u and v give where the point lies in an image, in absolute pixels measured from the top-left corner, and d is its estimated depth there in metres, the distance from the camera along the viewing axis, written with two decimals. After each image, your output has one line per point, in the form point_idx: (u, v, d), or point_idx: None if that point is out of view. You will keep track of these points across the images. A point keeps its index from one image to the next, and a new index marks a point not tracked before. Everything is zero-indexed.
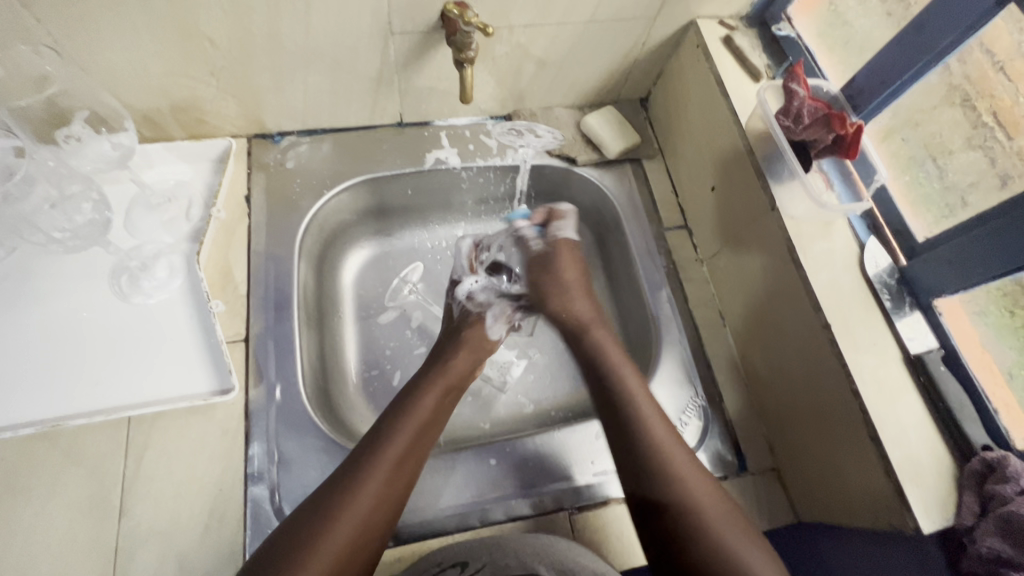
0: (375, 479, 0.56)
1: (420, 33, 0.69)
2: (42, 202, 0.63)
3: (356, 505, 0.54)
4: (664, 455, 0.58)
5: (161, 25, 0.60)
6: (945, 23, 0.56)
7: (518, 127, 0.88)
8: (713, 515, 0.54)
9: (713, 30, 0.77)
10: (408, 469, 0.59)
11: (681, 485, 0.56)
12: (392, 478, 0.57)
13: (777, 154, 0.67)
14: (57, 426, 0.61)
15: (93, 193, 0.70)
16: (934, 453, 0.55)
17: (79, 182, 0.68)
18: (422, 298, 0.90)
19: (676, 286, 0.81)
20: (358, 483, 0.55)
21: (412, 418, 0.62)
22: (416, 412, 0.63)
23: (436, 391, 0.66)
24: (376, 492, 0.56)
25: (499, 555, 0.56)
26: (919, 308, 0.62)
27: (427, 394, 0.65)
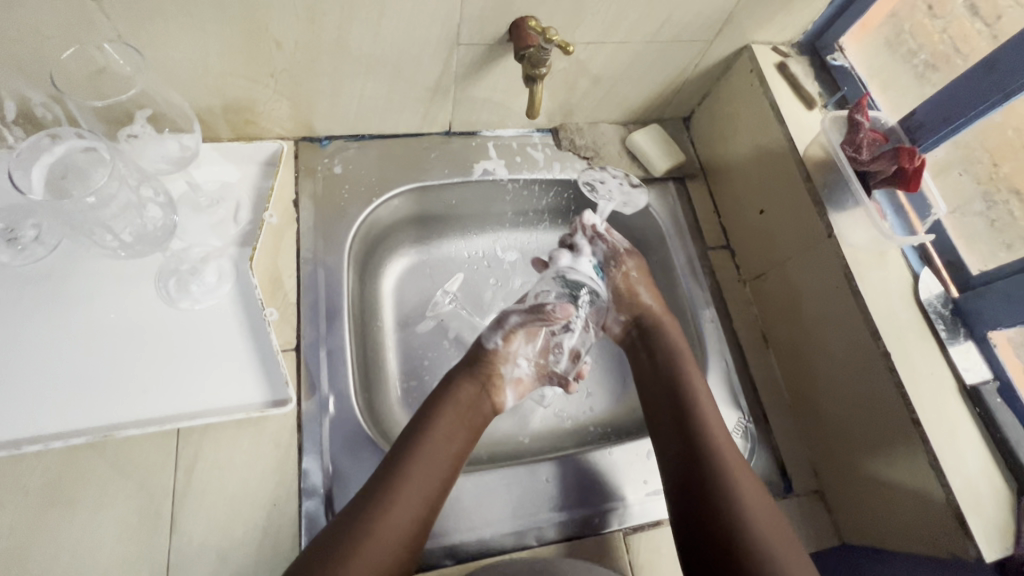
0: (392, 510, 0.56)
1: (486, 45, 0.68)
2: (125, 208, 0.59)
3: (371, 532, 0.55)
4: (715, 452, 0.61)
5: (231, 25, 0.59)
6: (1015, 65, 0.56)
7: (591, 177, 0.87)
8: (754, 513, 0.57)
9: (767, 55, 0.78)
10: (423, 493, 0.59)
11: (726, 481, 0.59)
12: (411, 501, 0.58)
13: (840, 182, 0.68)
14: (107, 436, 0.59)
15: (162, 195, 0.65)
16: (992, 483, 0.57)
17: (150, 185, 0.64)
18: (460, 309, 0.89)
19: (719, 306, 0.82)
20: (382, 511, 0.56)
21: (427, 440, 0.63)
22: (433, 434, 0.63)
23: (457, 409, 0.67)
24: (392, 515, 0.56)
25: None
26: (972, 338, 0.63)
27: (445, 415, 0.66)
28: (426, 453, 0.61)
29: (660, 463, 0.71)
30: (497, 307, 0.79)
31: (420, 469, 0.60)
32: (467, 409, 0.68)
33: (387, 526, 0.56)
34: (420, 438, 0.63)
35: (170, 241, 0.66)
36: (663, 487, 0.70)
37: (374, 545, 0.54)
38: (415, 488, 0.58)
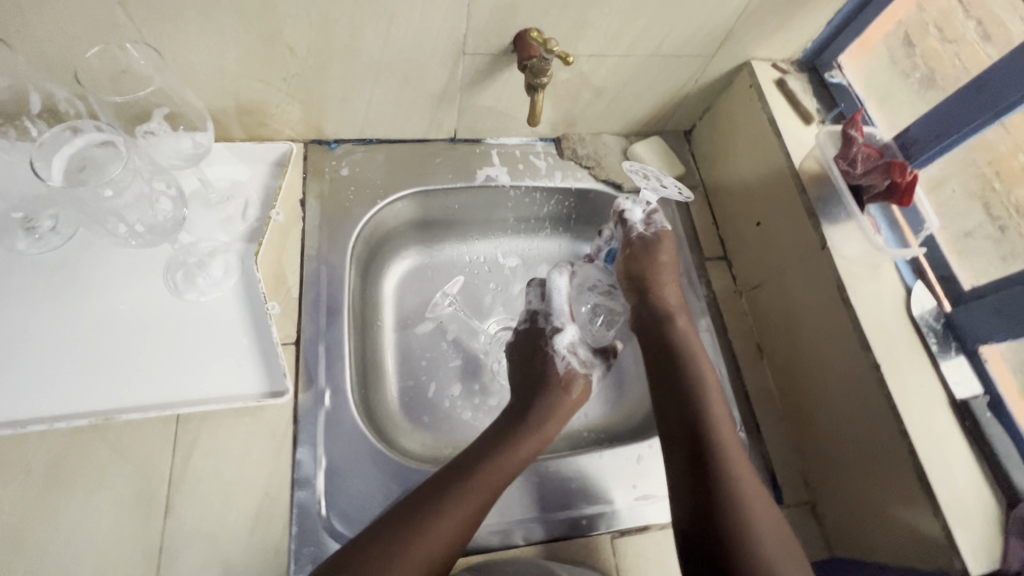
0: (442, 523, 0.57)
1: (491, 55, 0.71)
2: (134, 199, 0.62)
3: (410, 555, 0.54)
4: (737, 468, 0.59)
5: (248, 30, 0.61)
6: (1007, 85, 0.56)
7: (647, 173, 0.84)
8: (772, 536, 0.55)
9: (766, 72, 0.80)
10: (466, 524, 0.58)
11: (744, 500, 0.57)
12: (455, 532, 0.57)
13: (833, 195, 0.69)
14: (109, 419, 0.61)
15: (172, 188, 0.67)
16: (980, 497, 0.57)
17: (162, 179, 0.66)
18: (459, 311, 0.90)
19: (715, 316, 0.83)
20: (428, 525, 0.56)
21: (484, 473, 0.61)
22: (494, 470, 0.62)
23: (520, 444, 0.65)
24: (432, 543, 0.55)
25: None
26: (964, 352, 0.64)
27: (507, 451, 0.64)
28: (479, 486, 0.60)
29: (650, 468, 0.71)
30: (572, 340, 0.76)
31: (469, 504, 0.59)
32: (528, 445, 0.66)
33: (433, 537, 0.56)
34: (477, 469, 0.61)
35: (177, 232, 0.68)
36: (652, 492, 0.70)
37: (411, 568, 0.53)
38: (463, 520, 0.57)
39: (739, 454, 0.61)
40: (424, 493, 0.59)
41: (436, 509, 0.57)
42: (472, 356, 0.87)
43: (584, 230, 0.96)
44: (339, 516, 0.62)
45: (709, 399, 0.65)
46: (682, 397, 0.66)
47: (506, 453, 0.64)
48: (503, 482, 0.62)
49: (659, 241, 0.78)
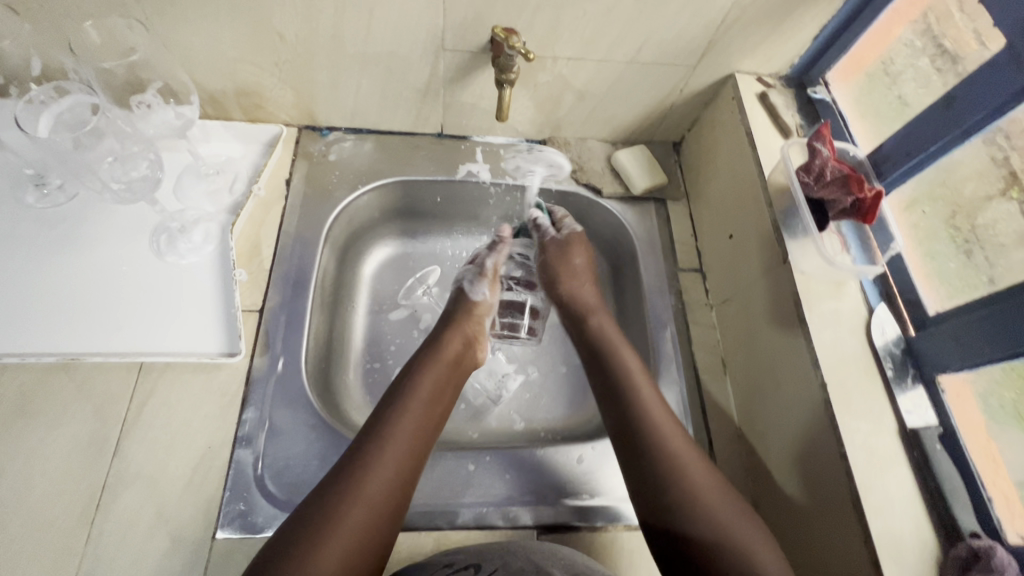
0: (378, 460, 0.59)
1: (470, 52, 0.74)
2: (106, 153, 0.71)
3: (363, 491, 0.56)
4: (686, 466, 0.60)
5: (240, 17, 0.66)
6: (973, 102, 0.58)
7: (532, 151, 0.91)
8: (735, 524, 0.56)
9: (750, 85, 0.79)
10: (410, 454, 0.61)
11: (697, 493, 0.58)
12: (400, 462, 0.60)
13: (794, 209, 0.68)
14: (76, 360, 0.66)
15: (151, 154, 0.76)
16: (918, 532, 0.54)
17: (139, 143, 0.74)
18: (434, 301, 0.92)
19: (681, 327, 0.81)
20: (366, 464, 0.58)
21: (410, 405, 0.65)
22: (415, 398, 0.66)
23: (435, 375, 0.70)
24: (382, 479, 0.58)
25: (510, 558, 0.56)
26: (922, 381, 0.61)
27: (424, 382, 0.69)
28: (410, 417, 0.64)
29: (590, 470, 0.71)
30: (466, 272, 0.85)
31: (408, 435, 0.62)
32: (444, 376, 0.71)
33: (377, 475, 0.58)
34: (402, 401, 0.65)
35: (153, 193, 0.76)
36: (585, 493, 0.69)
37: (368, 508, 0.56)
38: (404, 451, 0.61)
39: (684, 449, 0.62)
40: (360, 439, 0.61)
41: (377, 448, 0.60)
42: None
43: None
44: (272, 476, 0.64)
45: (642, 397, 0.66)
46: (620, 402, 0.67)
47: (421, 382, 0.68)
48: (431, 409, 0.67)
49: (570, 243, 0.84)
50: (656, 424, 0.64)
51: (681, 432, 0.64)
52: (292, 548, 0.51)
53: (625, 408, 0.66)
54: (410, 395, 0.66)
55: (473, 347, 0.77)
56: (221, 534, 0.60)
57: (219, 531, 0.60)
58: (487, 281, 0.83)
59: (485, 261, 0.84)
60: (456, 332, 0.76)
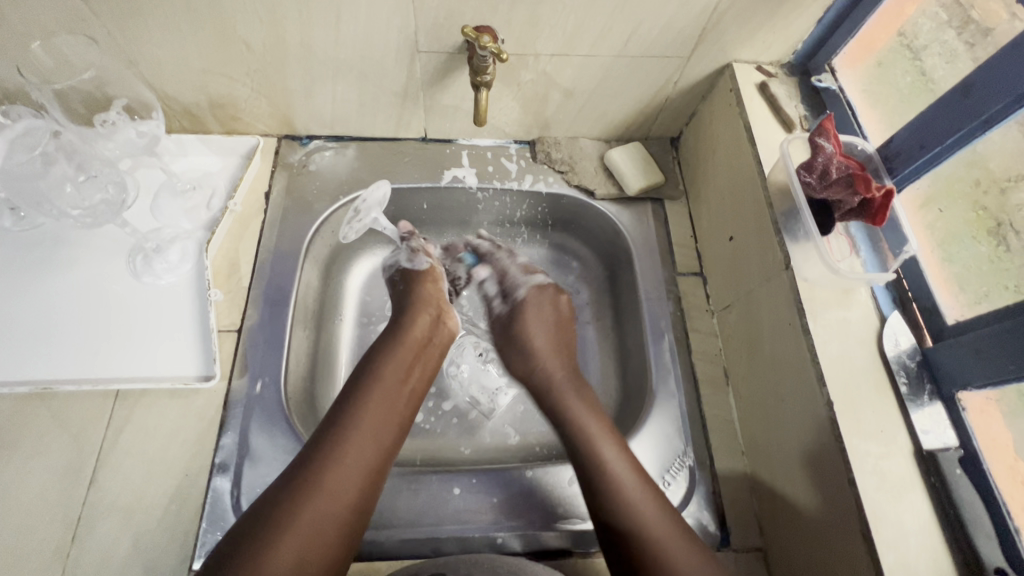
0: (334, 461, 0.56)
1: (447, 53, 0.69)
2: (61, 178, 0.66)
3: (322, 486, 0.54)
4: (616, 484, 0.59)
5: (203, 28, 0.63)
6: (994, 87, 0.51)
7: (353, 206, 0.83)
8: (669, 541, 0.55)
9: (748, 75, 0.74)
10: (380, 436, 0.60)
11: (633, 510, 0.57)
12: (359, 465, 0.57)
13: (795, 210, 0.63)
14: (49, 389, 0.64)
15: (115, 178, 0.70)
16: (936, 566, 0.49)
17: (102, 165, 0.69)
18: None
19: (680, 335, 0.77)
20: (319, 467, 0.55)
21: (375, 390, 0.63)
22: (378, 383, 0.63)
23: (403, 357, 0.67)
24: (348, 473, 0.56)
25: (473, 568, 0.55)
26: (940, 398, 0.56)
27: (392, 365, 0.66)
28: (373, 404, 0.61)
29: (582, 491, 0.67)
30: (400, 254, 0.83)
31: (373, 423, 0.60)
32: (411, 358, 0.68)
33: (333, 479, 0.55)
34: (367, 387, 0.63)
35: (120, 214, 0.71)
36: (575, 517, 0.66)
37: (330, 505, 0.54)
38: (369, 440, 0.59)
39: (621, 468, 0.60)
40: (322, 427, 0.59)
41: (338, 438, 0.58)
42: None
43: (560, 236, 0.92)
44: (250, 504, 0.62)
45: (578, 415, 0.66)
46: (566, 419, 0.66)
47: (388, 364, 0.66)
48: (396, 401, 0.63)
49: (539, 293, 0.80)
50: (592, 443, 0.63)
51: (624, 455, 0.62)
52: (248, 541, 0.50)
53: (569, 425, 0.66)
54: (376, 378, 0.64)
55: (443, 321, 0.75)
56: (198, 565, 0.58)
57: (195, 562, 0.59)
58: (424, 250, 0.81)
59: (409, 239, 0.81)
60: (424, 308, 0.74)
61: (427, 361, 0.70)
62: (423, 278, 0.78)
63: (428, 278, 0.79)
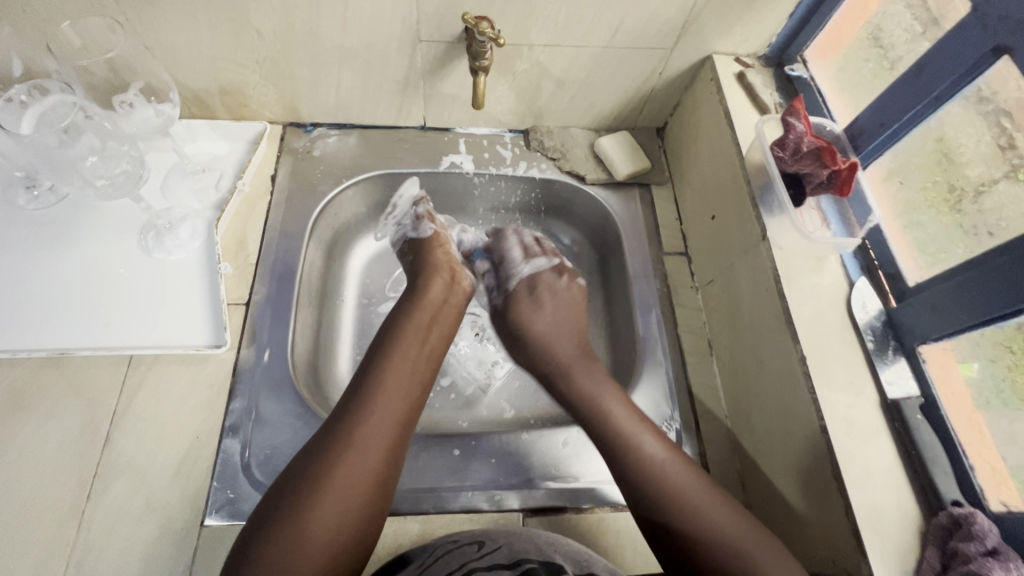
0: (364, 423, 0.58)
1: (446, 42, 0.74)
2: (86, 151, 0.70)
3: (355, 441, 0.57)
4: (636, 445, 0.61)
5: (218, 15, 0.67)
6: (945, 67, 0.57)
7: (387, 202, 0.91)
8: (692, 491, 0.58)
9: (728, 66, 0.79)
10: (404, 396, 0.62)
11: (662, 475, 0.59)
12: (387, 424, 0.60)
13: (770, 185, 0.68)
14: (65, 354, 0.67)
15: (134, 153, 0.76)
16: (900, 503, 0.53)
17: (125, 143, 0.74)
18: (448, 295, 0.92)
19: (667, 310, 0.81)
20: (348, 429, 0.58)
21: (396, 352, 0.65)
22: (398, 345, 0.66)
23: (420, 321, 0.70)
24: (378, 430, 0.59)
25: (515, 540, 0.58)
26: (902, 353, 0.60)
27: (409, 327, 0.68)
28: (396, 364, 0.64)
29: (575, 453, 0.71)
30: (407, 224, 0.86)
31: (397, 381, 0.63)
32: (428, 320, 0.71)
33: (364, 440, 0.57)
34: (387, 348, 0.65)
35: (139, 188, 0.77)
36: (569, 477, 0.70)
37: (363, 461, 0.56)
38: (395, 397, 0.62)
39: (640, 433, 0.62)
40: (350, 388, 0.62)
41: (365, 397, 0.60)
42: None
43: (552, 221, 0.97)
44: (259, 464, 0.65)
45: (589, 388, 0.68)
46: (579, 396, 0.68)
47: (407, 327, 0.68)
48: (417, 363, 0.66)
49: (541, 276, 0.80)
50: (607, 411, 0.65)
51: (635, 415, 0.64)
52: (286, 504, 0.53)
53: (578, 398, 0.67)
54: (395, 341, 0.66)
55: (456, 283, 0.77)
56: (210, 521, 0.61)
57: (207, 518, 0.61)
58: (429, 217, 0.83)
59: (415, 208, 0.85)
60: (436, 272, 0.76)
61: (444, 322, 0.73)
62: (429, 245, 0.80)
63: (435, 244, 0.80)
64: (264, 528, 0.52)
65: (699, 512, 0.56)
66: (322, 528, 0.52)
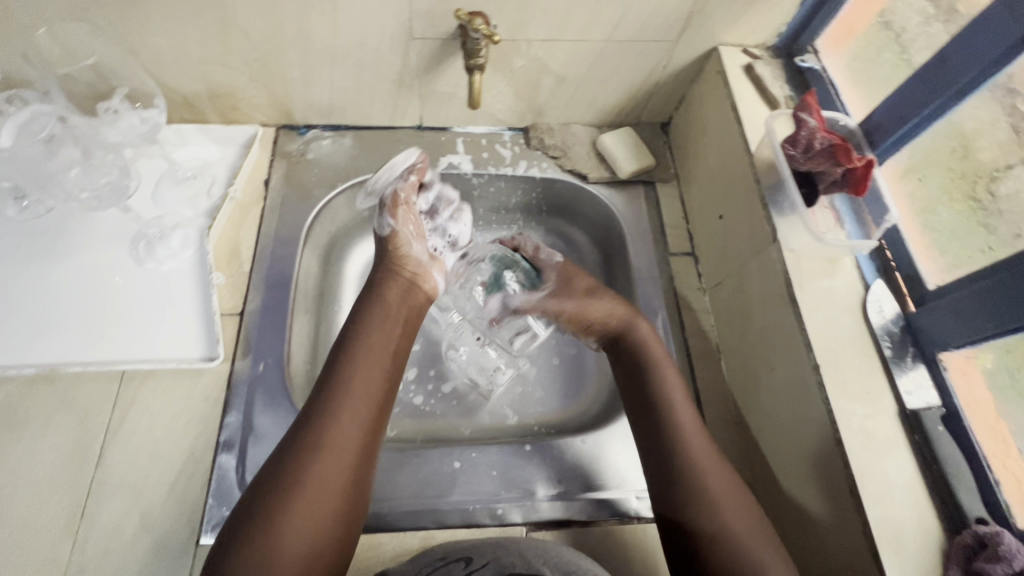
0: (331, 437, 0.56)
1: (441, 39, 0.71)
2: (67, 162, 0.70)
3: (315, 459, 0.54)
4: (688, 448, 0.59)
5: (203, 17, 0.65)
6: (967, 58, 0.54)
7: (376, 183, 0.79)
8: (734, 513, 0.55)
9: (735, 58, 0.76)
10: (369, 406, 0.59)
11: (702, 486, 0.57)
12: (356, 438, 0.57)
13: (781, 184, 0.65)
14: (55, 370, 0.66)
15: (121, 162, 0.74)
16: (920, 519, 0.51)
17: (110, 152, 0.73)
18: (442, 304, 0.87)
19: (673, 313, 0.78)
20: (314, 443, 0.55)
21: (356, 360, 0.61)
22: (359, 353, 0.62)
23: (386, 326, 0.66)
24: (341, 446, 0.56)
25: (502, 553, 0.56)
26: (922, 360, 0.58)
27: (373, 330, 0.65)
28: (356, 374, 0.60)
29: (580, 464, 0.69)
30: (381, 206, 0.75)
31: (358, 392, 0.59)
32: (392, 324, 0.67)
33: (332, 455, 0.55)
34: (349, 353, 0.62)
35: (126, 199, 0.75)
36: (574, 489, 0.68)
37: (329, 476, 0.54)
38: (358, 410, 0.58)
39: (693, 436, 0.60)
40: (309, 400, 0.58)
41: (326, 410, 0.57)
42: (429, 340, 0.86)
43: (554, 221, 0.94)
44: (255, 480, 0.63)
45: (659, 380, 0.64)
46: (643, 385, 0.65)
47: (366, 334, 0.64)
48: (386, 372, 0.63)
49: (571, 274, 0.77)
50: (667, 407, 0.62)
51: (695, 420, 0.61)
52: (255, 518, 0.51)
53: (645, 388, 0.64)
54: (355, 349, 0.62)
55: (417, 285, 0.72)
56: (205, 539, 0.60)
57: (202, 536, 0.60)
58: (391, 209, 0.72)
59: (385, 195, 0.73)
60: (393, 269, 0.71)
61: (406, 327, 0.68)
62: (389, 246, 0.71)
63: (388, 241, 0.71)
64: (236, 545, 0.49)
65: (735, 535, 0.54)
66: (287, 552, 0.50)
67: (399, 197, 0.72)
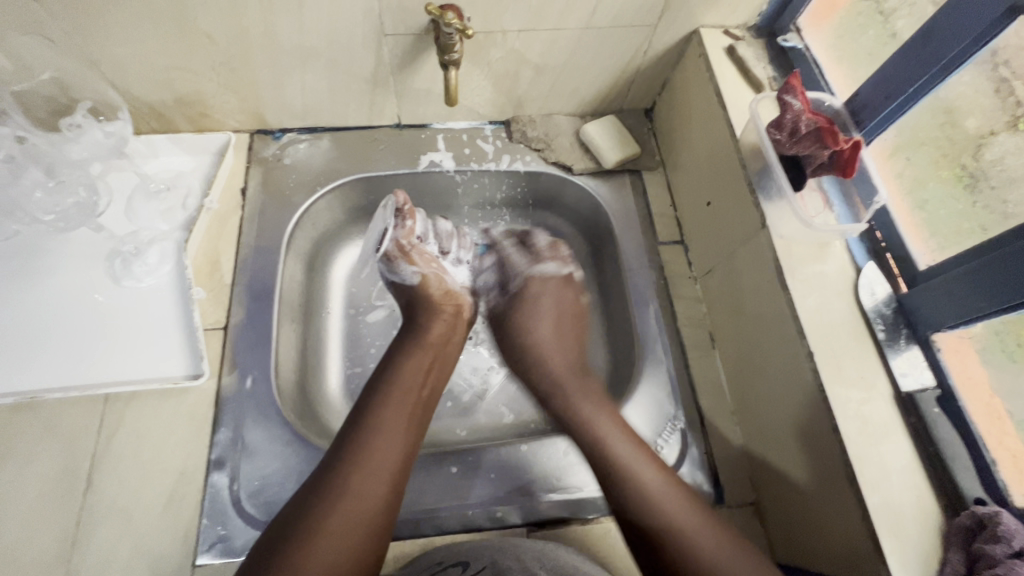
0: (361, 472, 0.56)
1: (414, 34, 0.68)
2: (31, 186, 0.67)
3: (350, 488, 0.55)
4: (628, 468, 0.59)
5: (162, 23, 0.62)
6: (951, 33, 0.53)
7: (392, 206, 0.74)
8: (655, 490, 0.57)
9: (717, 40, 0.74)
10: (399, 443, 0.59)
11: (656, 507, 0.56)
12: (387, 472, 0.57)
13: (767, 169, 0.64)
14: (35, 398, 0.64)
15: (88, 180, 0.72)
16: (919, 501, 0.51)
17: (73, 168, 0.71)
18: None
19: (666, 303, 0.78)
20: (344, 478, 0.55)
21: (395, 392, 0.63)
22: (398, 382, 0.64)
23: (415, 360, 0.67)
24: (373, 474, 0.56)
25: (499, 557, 0.55)
26: (915, 342, 0.57)
27: (408, 365, 0.66)
28: (394, 406, 0.62)
29: (578, 462, 0.69)
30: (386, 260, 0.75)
31: (393, 423, 0.60)
32: (430, 358, 0.68)
33: (362, 489, 0.55)
34: (383, 388, 0.63)
35: (94, 217, 0.73)
36: (573, 487, 0.67)
37: (360, 508, 0.54)
38: (391, 442, 0.59)
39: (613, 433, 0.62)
40: (346, 430, 0.60)
41: (361, 442, 0.58)
42: None
43: (541, 215, 0.93)
44: (250, 498, 0.62)
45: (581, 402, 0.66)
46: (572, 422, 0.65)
47: (405, 366, 0.66)
48: (415, 403, 0.63)
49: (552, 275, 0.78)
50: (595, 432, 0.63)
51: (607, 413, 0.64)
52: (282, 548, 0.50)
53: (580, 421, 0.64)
54: (391, 385, 0.63)
55: (459, 318, 0.75)
56: (201, 560, 0.59)
57: (199, 557, 0.59)
58: (403, 259, 0.73)
59: (382, 248, 0.73)
60: (435, 312, 0.73)
61: (445, 364, 0.70)
62: (419, 293, 0.74)
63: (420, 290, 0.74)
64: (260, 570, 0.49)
65: (663, 515, 0.55)
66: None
67: (404, 245, 0.73)
